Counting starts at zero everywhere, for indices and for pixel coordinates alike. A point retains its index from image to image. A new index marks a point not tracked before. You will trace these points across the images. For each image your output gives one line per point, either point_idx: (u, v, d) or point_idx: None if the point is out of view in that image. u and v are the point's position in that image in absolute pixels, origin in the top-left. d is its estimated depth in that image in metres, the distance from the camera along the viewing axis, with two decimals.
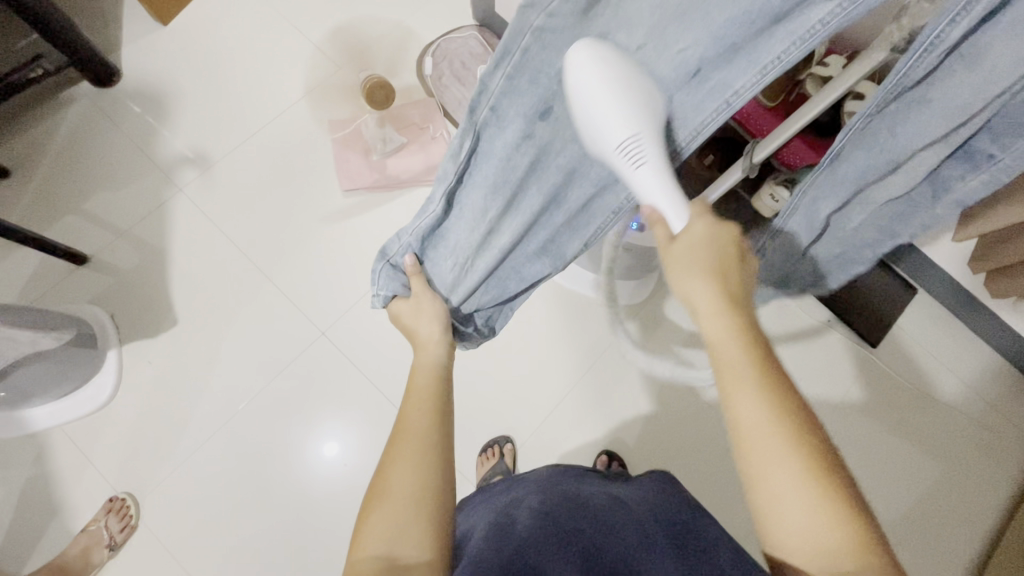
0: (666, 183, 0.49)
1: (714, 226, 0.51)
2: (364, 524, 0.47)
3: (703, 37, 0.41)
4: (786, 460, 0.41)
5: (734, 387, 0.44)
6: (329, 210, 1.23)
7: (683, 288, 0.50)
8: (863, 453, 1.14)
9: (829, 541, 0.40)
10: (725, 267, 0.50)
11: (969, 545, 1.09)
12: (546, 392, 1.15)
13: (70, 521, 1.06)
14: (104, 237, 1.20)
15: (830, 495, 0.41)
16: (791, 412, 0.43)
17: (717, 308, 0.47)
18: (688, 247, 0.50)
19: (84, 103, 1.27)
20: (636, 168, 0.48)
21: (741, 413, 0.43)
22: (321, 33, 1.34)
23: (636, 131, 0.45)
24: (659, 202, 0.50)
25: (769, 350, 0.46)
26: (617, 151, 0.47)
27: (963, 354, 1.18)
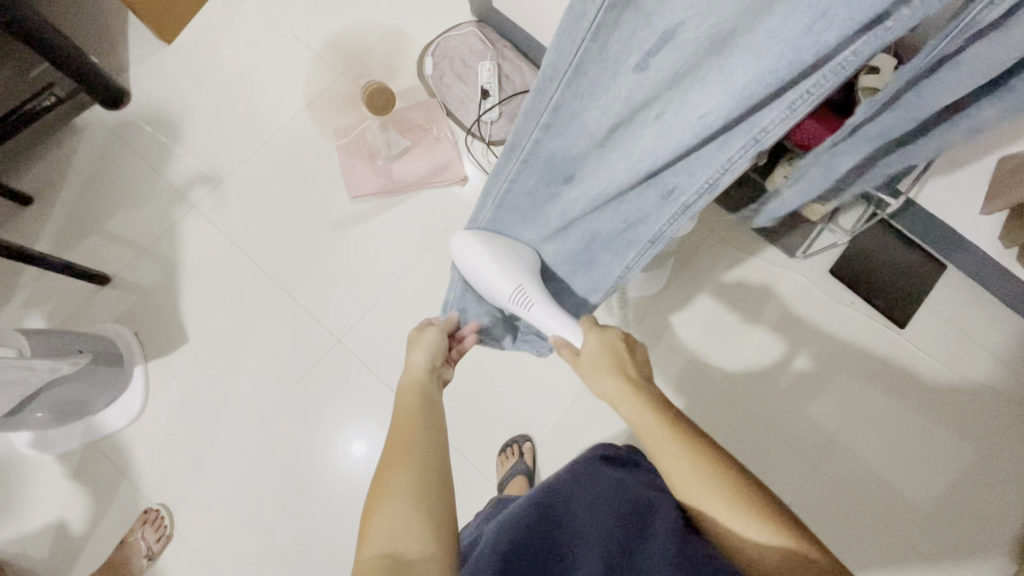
0: (552, 315, 0.66)
1: (603, 334, 0.63)
2: (370, 523, 0.47)
3: (722, 99, 0.41)
4: (712, 493, 0.49)
5: (659, 448, 0.52)
6: (339, 217, 1.24)
7: (599, 388, 0.59)
8: (889, 436, 1.11)
9: (773, 558, 0.45)
10: (623, 362, 0.60)
11: (1007, 529, 1.05)
12: (563, 389, 1.15)
13: (111, 535, 1.10)
14: (125, 257, 1.23)
15: (756, 511, 0.47)
16: (706, 454, 0.51)
17: (631, 391, 0.57)
18: (591, 359, 0.61)
19: (98, 127, 1.30)
20: (528, 308, 0.66)
21: (672, 473, 0.51)
22: (320, 40, 1.35)
23: (518, 286, 0.65)
24: (557, 331, 0.66)
25: (677, 412, 0.55)
26: (509, 300, 0.66)
27: (997, 331, 1.13)
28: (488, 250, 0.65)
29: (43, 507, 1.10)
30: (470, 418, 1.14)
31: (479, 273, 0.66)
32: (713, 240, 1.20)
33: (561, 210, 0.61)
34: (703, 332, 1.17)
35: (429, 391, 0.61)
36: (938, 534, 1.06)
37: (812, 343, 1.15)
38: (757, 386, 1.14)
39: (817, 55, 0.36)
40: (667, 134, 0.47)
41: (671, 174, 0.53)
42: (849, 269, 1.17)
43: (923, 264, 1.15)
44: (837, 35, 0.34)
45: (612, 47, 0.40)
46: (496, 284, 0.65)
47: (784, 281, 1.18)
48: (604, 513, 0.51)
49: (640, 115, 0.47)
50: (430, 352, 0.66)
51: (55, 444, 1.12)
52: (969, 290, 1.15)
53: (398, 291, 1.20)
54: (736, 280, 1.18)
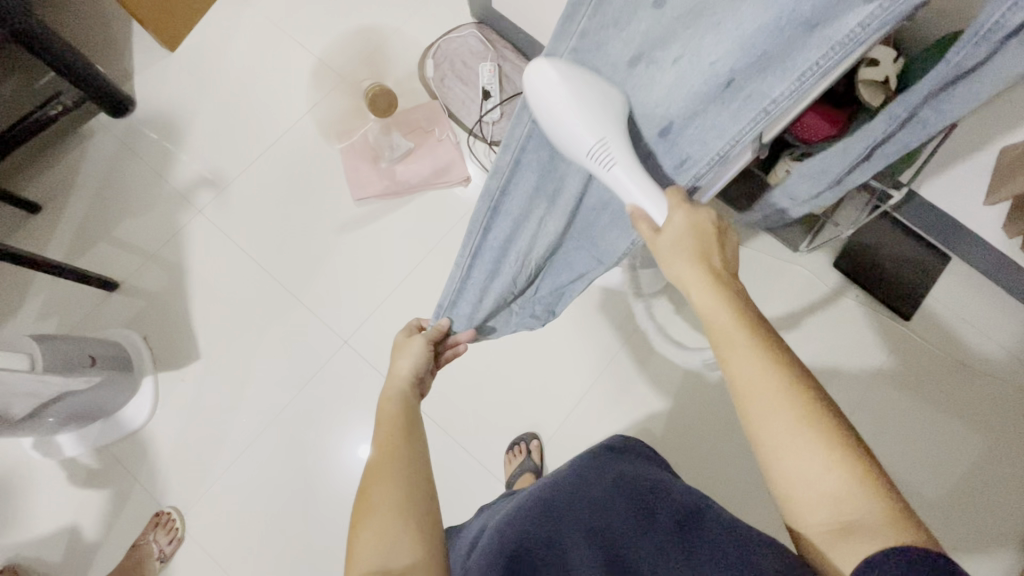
0: (638, 179, 0.53)
1: (692, 214, 0.54)
2: (356, 541, 0.48)
3: (731, 45, 0.44)
4: (782, 406, 0.44)
5: (733, 350, 0.47)
6: (343, 219, 1.25)
7: (676, 274, 0.53)
8: (895, 427, 1.11)
9: (826, 482, 0.42)
10: (706, 251, 0.53)
11: (1017, 519, 1.05)
12: (569, 387, 1.15)
13: (123, 537, 1.11)
14: (133, 262, 1.24)
15: (825, 436, 0.43)
16: (782, 364, 0.46)
17: (707, 282, 0.51)
18: (674, 238, 0.53)
19: (104, 136, 1.32)
20: (608, 168, 0.52)
21: (738, 374, 0.47)
22: (322, 45, 1.36)
23: (602, 138, 0.50)
24: (638, 199, 0.53)
25: (756, 313, 0.49)
26: (586, 157, 0.51)
27: (1004, 322, 1.13)
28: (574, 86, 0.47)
29: (56, 511, 1.12)
30: (477, 417, 1.14)
31: (553, 122, 0.50)
32: None
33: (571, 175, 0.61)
34: None
35: (413, 401, 0.62)
36: (946, 526, 1.06)
37: (817, 338, 1.15)
38: None
39: (821, 8, 0.39)
40: (683, 81, 0.48)
41: (684, 143, 0.53)
42: (854, 262, 1.16)
43: (928, 256, 1.15)
44: None
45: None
46: (579, 134, 0.49)
47: (788, 275, 1.18)
48: (595, 510, 0.52)
49: (659, 56, 0.47)
50: (417, 357, 0.67)
51: (67, 448, 1.13)
52: (973, 281, 1.15)
53: (404, 291, 1.21)
54: (740, 275, 1.19)
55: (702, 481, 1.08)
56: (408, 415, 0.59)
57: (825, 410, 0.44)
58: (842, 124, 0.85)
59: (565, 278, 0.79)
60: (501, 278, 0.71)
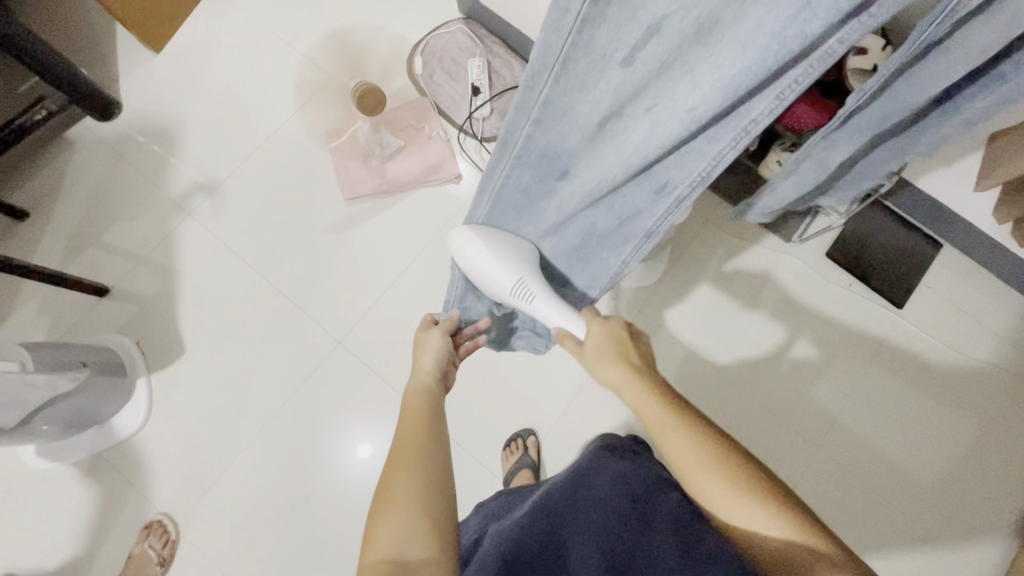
0: (554, 307, 0.67)
1: (607, 324, 0.63)
2: (377, 524, 0.47)
3: (709, 91, 0.42)
4: (717, 476, 0.48)
5: (665, 433, 0.52)
6: (334, 220, 1.24)
7: (610, 380, 0.59)
8: (889, 416, 1.11)
9: (772, 535, 0.46)
10: (626, 351, 0.60)
11: (1010, 504, 1.06)
12: (565, 382, 1.15)
13: (120, 545, 1.10)
14: (123, 267, 1.23)
15: (762, 495, 0.47)
16: (711, 437, 0.51)
17: (637, 378, 0.57)
18: (595, 348, 0.61)
19: (91, 140, 1.30)
20: (530, 301, 0.67)
21: (674, 451, 0.51)
22: (308, 43, 1.35)
23: (518, 279, 0.67)
24: (558, 321, 0.67)
25: (680, 397, 0.55)
26: (510, 294, 0.67)
27: (995, 308, 1.14)
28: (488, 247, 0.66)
29: (53, 519, 1.11)
30: (473, 415, 1.14)
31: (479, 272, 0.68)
32: (709, 227, 1.20)
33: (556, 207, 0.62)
34: (702, 320, 1.17)
35: (436, 396, 0.62)
36: (942, 514, 1.06)
37: (812, 328, 1.15)
38: (759, 372, 1.14)
39: (803, 44, 0.37)
40: (659, 127, 0.47)
41: (663, 170, 0.54)
42: (845, 251, 1.17)
43: (919, 244, 1.16)
44: (817, 23, 0.35)
45: (599, 41, 0.40)
46: (497, 281, 0.66)
47: (782, 266, 1.18)
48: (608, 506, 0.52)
49: (632, 107, 0.47)
50: (440, 352, 0.68)
51: (60, 456, 1.12)
52: (964, 267, 1.16)
53: (397, 291, 1.20)
54: (734, 266, 1.18)
55: None
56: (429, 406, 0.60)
57: (755, 471, 0.49)
58: (832, 114, 0.86)
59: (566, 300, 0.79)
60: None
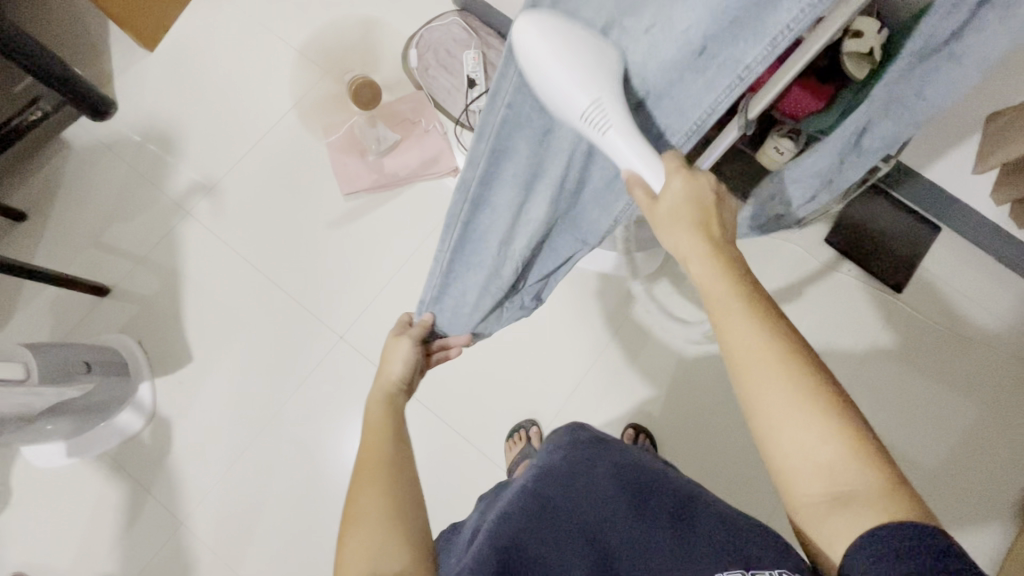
0: (634, 143, 0.47)
1: (691, 179, 0.50)
2: (344, 553, 0.48)
3: (703, 14, 0.42)
4: (778, 382, 0.44)
5: (729, 320, 0.46)
6: (333, 215, 1.24)
7: (673, 242, 0.50)
8: (889, 399, 1.12)
9: (819, 451, 0.42)
10: (706, 219, 0.50)
11: (1011, 484, 1.07)
12: (567, 372, 1.15)
13: (125, 545, 1.10)
14: (122, 267, 1.23)
15: (820, 410, 0.43)
16: (779, 335, 0.45)
17: (707, 249, 0.49)
18: (670, 208, 0.50)
19: (86, 141, 1.30)
20: (603, 134, 0.46)
21: (735, 342, 0.46)
22: (303, 39, 1.34)
23: (596, 97, 0.44)
24: (637, 166, 0.48)
25: (752, 280, 0.48)
26: (579, 121, 0.45)
27: (995, 290, 1.14)
28: (560, 41, 0.42)
29: (58, 517, 1.11)
30: (476, 407, 1.15)
31: (544, 76, 0.43)
32: None
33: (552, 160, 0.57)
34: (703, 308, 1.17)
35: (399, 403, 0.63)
36: (944, 495, 1.07)
37: (812, 315, 1.16)
38: None
39: None
40: (656, 50, 0.46)
41: (662, 113, 0.52)
42: (844, 236, 1.17)
43: (918, 228, 1.16)
44: None
45: None
46: (570, 96, 0.44)
47: (781, 253, 1.18)
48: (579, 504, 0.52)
49: (632, 24, 0.44)
50: (411, 351, 0.68)
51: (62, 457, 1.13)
52: (963, 251, 1.16)
53: (397, 285, 1.21)
54: None
55: (701, 460, 1.09)
56: (392, 422, 0.59)
57: (820, 380, 0.44)
58: (829, 99, 0.85)
59: (553, 262, 0.77)
60: (506, 215, 0.62)
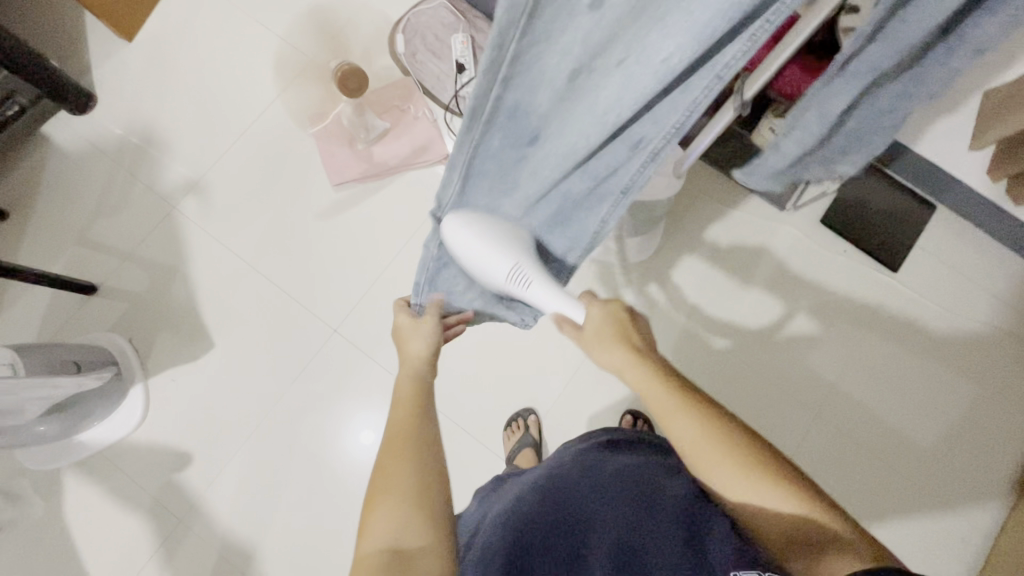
0: (550, 293, 0.59)
1: (605, 308, 0.59)
2: (369, 519, 0.49)
3: (684, 39, 0.41)
4: (723, 463, 0.49)
5: (670, 421, 0.52)
6: (323, 206, 1.22)
7: (609, 360, 0.57)
8: (886, 379, 1.12)
9: (784, 514, 0.47)
10: (631, 333, 0.58)
11: (1006, 460, 1.08)
12: (564, 360, 1.15)
13: (120, 546, 1.09)
14: (109, 264, 1.21)
15: (768, 475, 0.48)
16: (717, 422, 0.51)
17: (639, 361, 0.55)
18: (595, 332, 0.58)
19: (66, 136, 1.27)
20: (527, 288, 0.58)
21: (682, 440, 0.51)
22: (285, 25, 1.31)
23: (515, 261, 0.58)
24: (559, 311, 0.59)
25: (681, 378, 0.55)
26: (507, 280, 0.58)
27: (989, 267, 1.14)
28: (481, 229, 0.56)
29: (53, 519, 1.10)
30: (473, 397, 1.14)
31: (467, 251, 0.57)
32: (702, 198, 1.19)
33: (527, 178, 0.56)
34: (699, 292, 1.16)
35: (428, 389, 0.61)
36: (940, 474, 1.08)
37: (809, 296, 1.15)
38: (758, 344, 1.14)
39: None
40: (630, 82, 0.45)
41: (637, 124, 0.52)
42: (840, 217, 1.16)
43: (913, 206, 1.15)
44: None
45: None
46: (495, 262, 0.57)
47: (777, 235, 1.18)
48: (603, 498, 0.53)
49: (600, 64, 0.43)
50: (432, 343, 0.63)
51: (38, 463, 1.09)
52: (958, 228, 1.16)
53: (390, 276, 1.19)
54: (728, 236, 1.17)
55: None
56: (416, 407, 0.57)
57: (760, 453, 0.50)
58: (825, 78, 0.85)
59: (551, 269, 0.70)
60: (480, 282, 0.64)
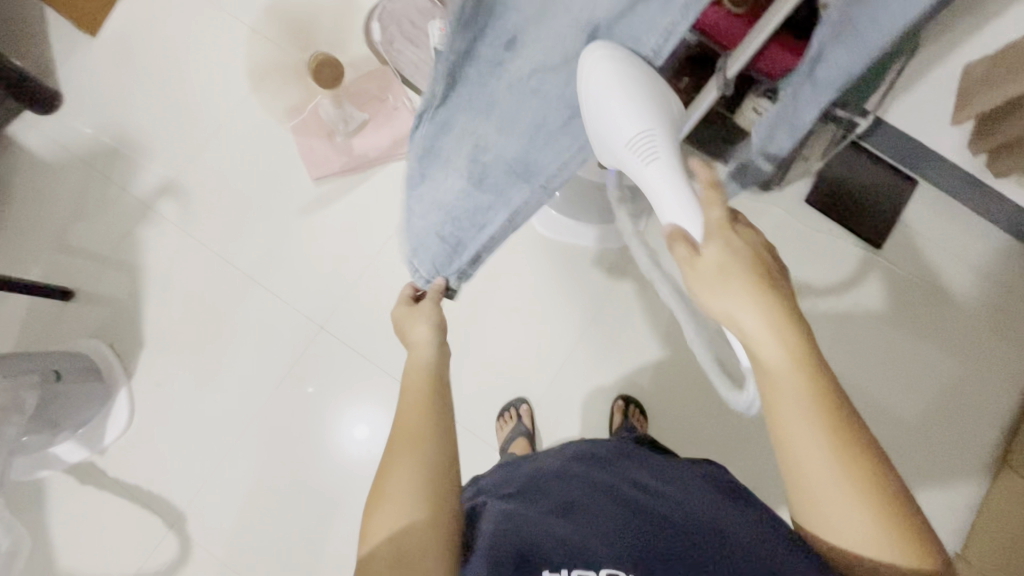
0: (672, 180, 0.54)
1: (742, 244, 0.47)
2: (370, 521, 0.47)
3: None
4: (848, 496, 0.42)
5: (797, 426, 0.42)
6: (304, 202, 1.20)
7: (729, 312, 0.45)
8: (872, 354, 1.13)
9: (885, 561, 0.42)
10: (773, 282, 0.45)
11: (990, 429, 1.10)
12: (554, 349, 1.14)
13: (114, 553, 1.08)
14: (86, 269, 1.18)
15: (888, 522, 0.41)
16: (850, 442, 0.42)
17: (778, 334, 0.43)
18: (716, 269, 0.46)
19: (33, 137, 1.23)
20: (647, 163, 0.55)
21: (801, 450, 0.42)
22: (255, 14, 1.27)
23: (646, 131, 0.55)
24: (674, 203, 0.53)
25: (827, 372, 0.44)
26: (626, 147, 0.56)
27: (972, 240, 1.15)
28: (630, 78, 0.49)
29: (44, 530, 1.08)
30: (465, 389, 1.14)
31: (603, 111, 0.54)
32: None
33: (506, 97, 0.54)
34: None
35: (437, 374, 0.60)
36: (926, 447, 1.10)
37: (797, 276, 1.16)
38: None
39: None
40: None
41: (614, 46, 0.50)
42: (824, 196, 1.16)
43: (895, 183, 1.16)
44: None
45: None
46: (631, 117, 0.54)
47: (763, 216, 1.18)
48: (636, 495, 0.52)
49: None
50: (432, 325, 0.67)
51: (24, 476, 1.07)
52: (940, 202, 1.16)
53: (376, 271, 1.18)
54: None
55: (692, 425, 1.11)
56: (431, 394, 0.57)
57: (887, 481, 0.42)
58: None
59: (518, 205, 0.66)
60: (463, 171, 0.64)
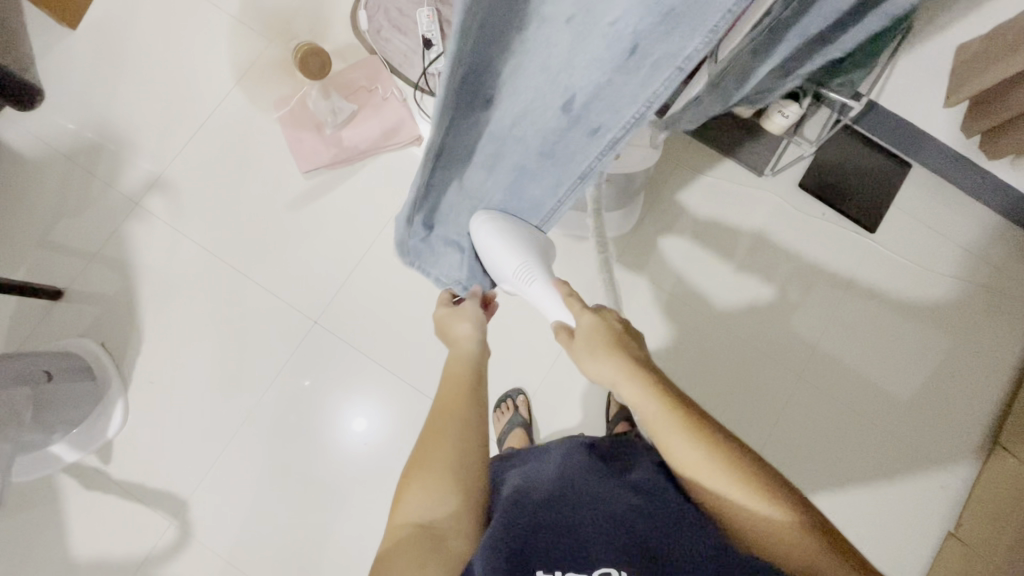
0: (552, 298, 0.62)
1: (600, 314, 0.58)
2: (402, 491, 0.49)
3: (631, 7, 0.39)
4: (730, 486, 0.48)
5: (670, 438, 0.50)
6: (294, 196, 1.18)
7: (597, 370, 0.55)
8: (866, 338, 1.14)
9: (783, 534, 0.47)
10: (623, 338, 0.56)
11: (983, 409, 1.11)
12: (549, 338, 1.14)
13: (112, 553, 1.07)
14: (74, 268, 1.16)
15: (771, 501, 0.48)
16: (716, 443, 0.50)
17: (631, 371, 0.53)
18: (585, 337, 0.57)
19: (14, 134, 1.20)
20: (530, 286, 0.63)
21: (680, 457, 0.50)
22: (239, 5, 1.24)
23: (524, 262, 0.62)
24: (550, 311, 0.62)
25: (679, 392, 0.53)
26: (512, 274, 0.62)
27: (965, 221, 1.15)
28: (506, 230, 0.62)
29: (41, 530, 1.08)
30: None
31: (492, 249, 0.62)
32: (681, 168, 1.18)
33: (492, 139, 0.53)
34: (681, 262, 1.16)
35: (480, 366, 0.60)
36: (919, 430, 1.11)
37: (790, 264, 1.15)
38: (742, 312, 1.15)
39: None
40: (578, 44, 0.43)
41: (595, 112, 0.51)
42: (818, 180, 1.16)
43: (888, 165, 1.15)
44: None
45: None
46: (505, 260, 0.61)
47: (756, 202, 1.17)
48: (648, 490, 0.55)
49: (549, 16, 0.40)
50: (477, 325, 0.62)
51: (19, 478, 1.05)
52: (933, 184, 1.16)
53: (369, 263, 1.17)
54: (708, 205, 1.17)
55: None
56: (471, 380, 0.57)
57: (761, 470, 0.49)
58: None
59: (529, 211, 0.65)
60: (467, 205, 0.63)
